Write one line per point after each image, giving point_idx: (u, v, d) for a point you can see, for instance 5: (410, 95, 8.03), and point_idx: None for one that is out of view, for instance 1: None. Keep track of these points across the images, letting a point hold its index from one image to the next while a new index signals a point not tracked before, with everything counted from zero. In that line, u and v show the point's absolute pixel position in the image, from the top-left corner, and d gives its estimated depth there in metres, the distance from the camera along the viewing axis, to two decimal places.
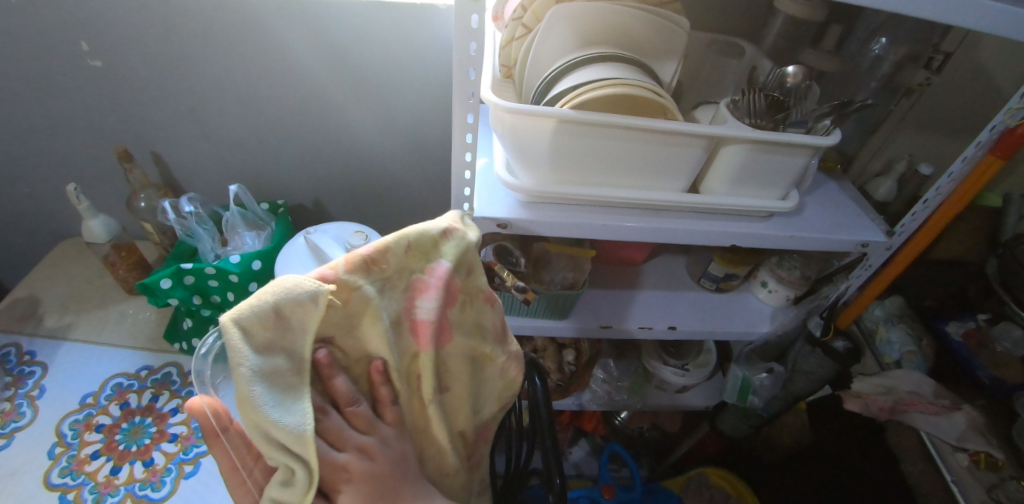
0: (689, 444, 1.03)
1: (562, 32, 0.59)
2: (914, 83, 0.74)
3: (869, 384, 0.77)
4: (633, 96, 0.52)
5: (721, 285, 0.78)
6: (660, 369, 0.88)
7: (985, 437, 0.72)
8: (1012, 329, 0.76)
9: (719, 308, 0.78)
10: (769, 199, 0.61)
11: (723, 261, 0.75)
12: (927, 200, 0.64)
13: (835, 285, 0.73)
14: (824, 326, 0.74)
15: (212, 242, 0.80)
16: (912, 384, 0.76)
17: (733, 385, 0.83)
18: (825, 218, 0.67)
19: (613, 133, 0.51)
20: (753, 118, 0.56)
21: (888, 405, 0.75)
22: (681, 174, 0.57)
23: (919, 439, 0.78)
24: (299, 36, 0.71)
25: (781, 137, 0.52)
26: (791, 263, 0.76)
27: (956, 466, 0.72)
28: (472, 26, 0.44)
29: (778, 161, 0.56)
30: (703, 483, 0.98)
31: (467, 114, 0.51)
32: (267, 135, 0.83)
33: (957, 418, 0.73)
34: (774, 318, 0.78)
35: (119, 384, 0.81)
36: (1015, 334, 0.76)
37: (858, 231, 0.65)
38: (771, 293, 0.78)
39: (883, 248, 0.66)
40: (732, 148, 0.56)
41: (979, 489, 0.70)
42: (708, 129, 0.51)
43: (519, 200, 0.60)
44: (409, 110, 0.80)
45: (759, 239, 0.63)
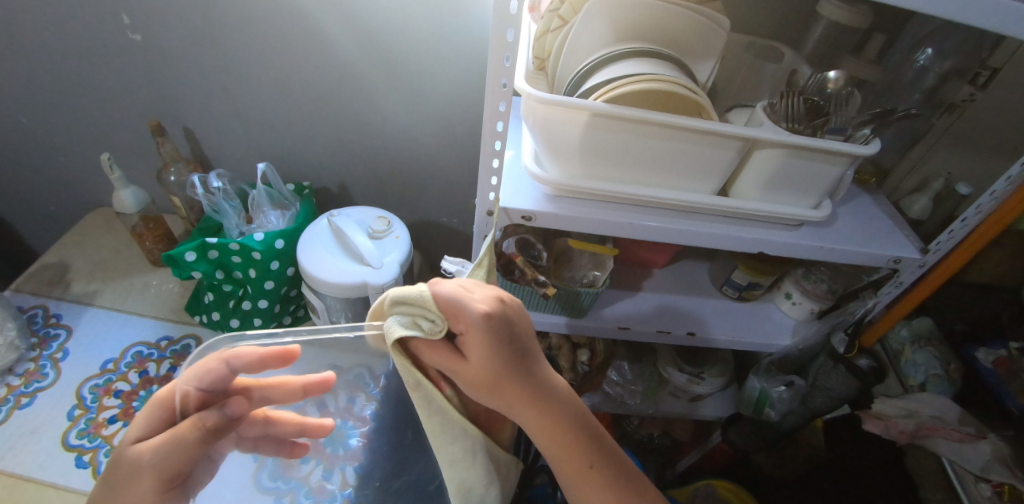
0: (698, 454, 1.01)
1: (598, 24, 0.58)
2: (955, 99, 0.72)
3: (891, 406, 0.77)
4: (669, 94, 0.52)
5: (744, 293, 0.76)
6: (675, 376, 0.86)
7: (1011, 470, 0.68)
8: None
9: (741, 318, 0.76)
10: (801, 207, 0.59)
11: (747, 270, 0.72)
12: (965, 218, 0.62)
13: (862, 301, 0.70)
14: (848, 343, 0.72)
15: (237, 219, 0.81)
16: (936, 409, 0.74)
17: (751, 396, 0.81)
18: (858, 231, 0.65)
19: (647, 130, 0.51)
20: (790, 122, 0.55)
21: (909, 428, 0.75)
22: (713, 175, 0.56)
23: (941, 467, 0.74)
24: (334, 20, 0.71)
25: (819, 142, 0.51)
26: (818, 275, 0.73)
27: (978, 496, 0.69)
28: (511, 12, 0.44)
29: (813, 167, 0.55)
30: (709, 495, 0.97)
31: (499, 102, 0.51)
32: (296, 116, 0.83)
33: (981, 447, 0.70)
34: (795, 331, 0.76)
35: (139, 352, 0.83)
36: None
37: (891, 247, 0.63)
38: (794, 306, 0.76)
39: (915, 266, 0.64)
40: (767, 152, 0.55)
41: None
42: (744, 130, 0.50)
43: (545, 192, 0.59)
44: (439, 99, 0.81)
45: (789, 247, 0.61)
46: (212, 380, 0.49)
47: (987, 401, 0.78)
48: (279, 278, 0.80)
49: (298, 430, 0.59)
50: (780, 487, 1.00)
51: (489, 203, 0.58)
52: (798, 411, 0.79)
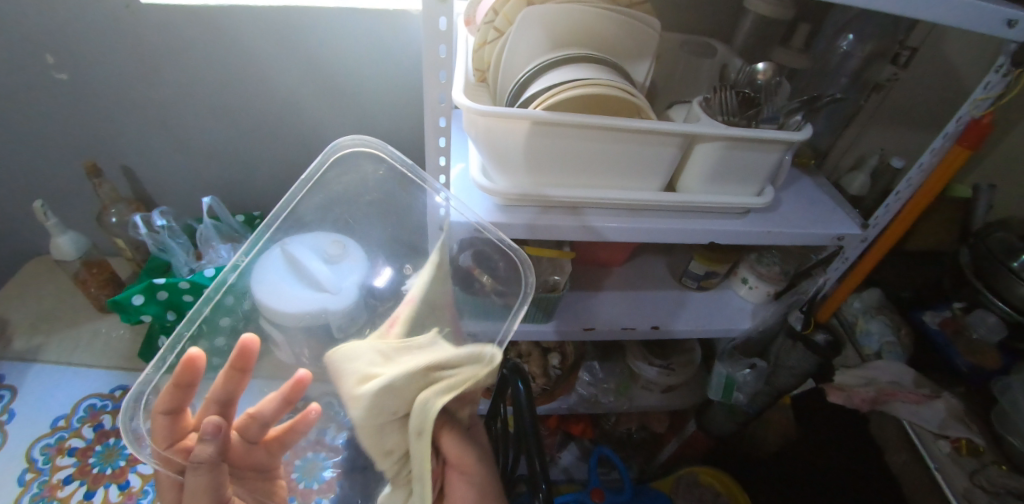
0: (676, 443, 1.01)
1: (533, 34, 0.59)
2: (881, 79, 0.74)
3: (851, 376, 0.78)
4: (607, 98, 0.53)
5: (703, 282, 0.78)
6: (644, 369, 0.87)
7: (966, 424, 0.73)
8: (986, 316, 0.77)
9: (701, 306, 0.78)
10: (745, 195, 0.62)
11: (703, 259, 0.74)
12: (898, 191, 0.64)
13: (813, 279, 0.74)
14: (805, 319, 0.75)
15: (186, 256, 0.81)
16: (892, 375, 0.77)
17: (717, 383, 0.82)
18: (801, 213, 0.67)
19: (588, 134, 0.52)
20: (726, 116, 0.57)
21: (869, 395, 0.76)
22: (657, 172, 0.57)
23: (902, 433, 0.78)
24: (271, 45, 0.70)
25: (753, 132, 0.54)
26: (771, 259, 0.75)
27: (938, 452, 0.72)
28: (441, 29, 0.44)
29: (751, 156, 0.57)
30: (692, 482, 0.99)
31: (439, 118, 0.51)
32: (241, 145, 0.81)
33: (937, 406, 0.74)
34: (755, 314, 0.77)
35: (93, 405, 0.81)
36: (990, 321, 0.76)
37: (834, 225, 0.66)
38: (751, 290, 0.77)
39: (858, 241, 0.67)
40: (706, 146, 0.56)
41: (962, 475, 0.70)
42: (682, 127, 0.52)
43: (495, 203, 0.60)
44: (385, 118, 0.80)
45: (738, 235, 0.63)
46: (169, 433, 0.46)
47: (938, 362, 0.83)
48: None
49: (283, 400, 0.58)
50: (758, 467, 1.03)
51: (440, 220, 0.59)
52: (765, 390, 0.82)
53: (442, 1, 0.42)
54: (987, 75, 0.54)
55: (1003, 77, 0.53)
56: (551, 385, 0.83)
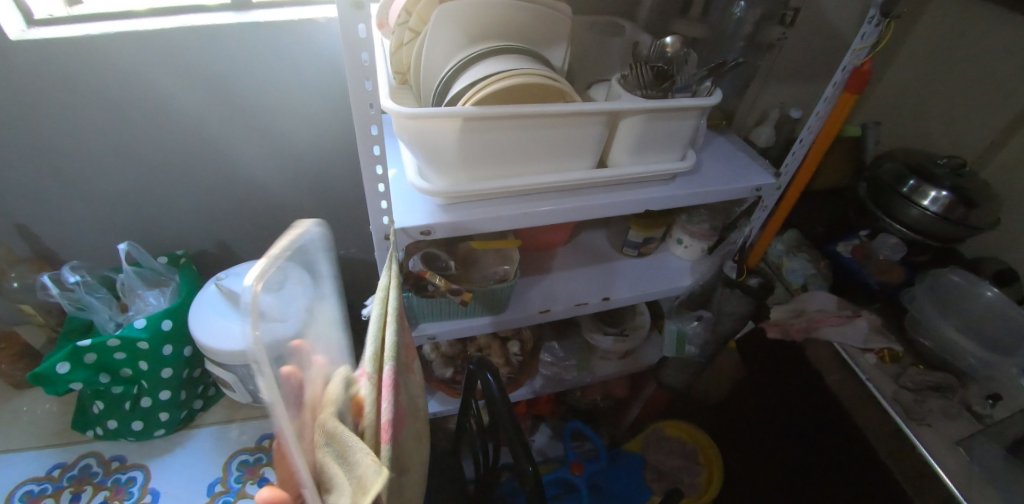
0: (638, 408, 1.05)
1: (449, 31, 0.59)
2: (772, 39, 0.81)
3: (783, 311, 0.87)
4: (531, 86, 0.54)
5: (642, 249, 0.82)
6: (600, 339, 0.90)
7: (885, 336, 0.82)
8: (888, 239, 0.87)
9: (643, 272, 0.82)
10: (669, 161, 0.66)
11: (638, 227, 0.78)
12: (801, 139, 0.71)
13: (740, 230, 0.80)
14: (738, 268, 0.80)
15: (109, 310, 0.76)
16: (819, 303, 0.86)
17: (671, 341, 0.85)
18: (720, 171, 0.73)
19: (517, 124, 0.53)
20: (644, 89, 0.61)
21: (802, 325, 0.84)
22: (586, 151, 0.60)
23: (832, 352, 0.82)
24: (170, 72, 0.65)
25: (668, 103, 0.57)
26: (699, 217, 0.80)
27: (867, 363, 0.79)
28: (360, 36, 0.44)
29: (669, 124, 0.61)
30: (660, 437, 1.05)
31: (370, 126, 0.50)
32: (152, 184, 0.76)
33: (859, 324, 0.82)
34: (693, 272, 0.82)
35: (29, 492, 0.78)
36: (891, 242, 0.87)
37: (751, 178, 0.72)
38: (687, 249, 0.82)
39: (773, 189, 0.73)
40: (628, 120, 0.59)
41: (890, 380, 0.78)
42: (604, 106, 0.54)
43: (436, 204, 0.60)
44: (307, 135, 0.77)
45: (669, 200, 0.68)
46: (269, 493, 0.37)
47: (853, 285, 0.90)
48: (175, 361, 0.77)
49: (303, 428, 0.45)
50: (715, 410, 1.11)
51: (384, 228, 0.58)
52: (713, 337, 0.87)
53: (356, 9, 0.42)
54: (862, 27, 0.61)
55: (875, 27, 0.60)
56: (515, 373, 0.85)
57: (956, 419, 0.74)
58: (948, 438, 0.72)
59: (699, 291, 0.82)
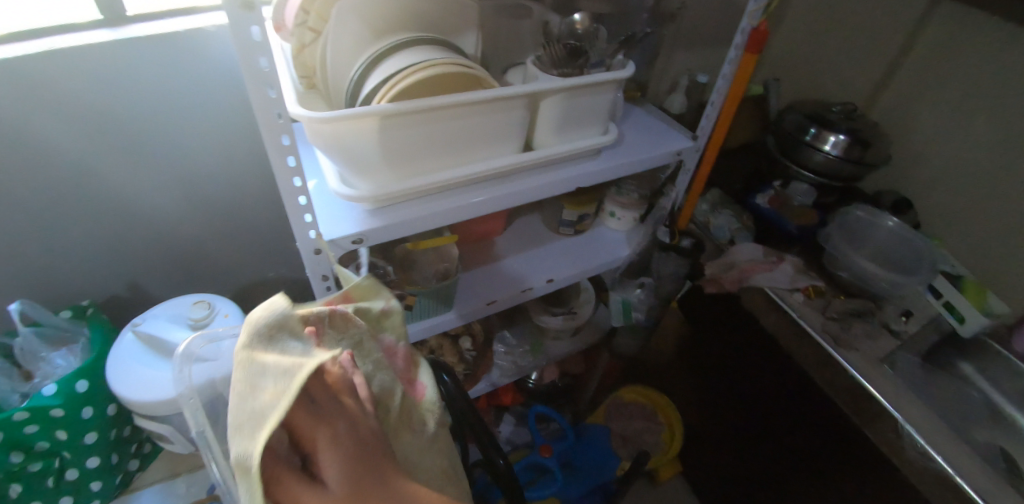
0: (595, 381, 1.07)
1: (353, 26, 0.56)
2: (673, 9, 0.85)
3: (716, 265, 0.91)
4: (447, 77, 0.53)
5: (578, 227, 0.84)
6: (549, 321, 0.90)
7: (808, 274, 0.88)
8: (799, 186, 0.95)
9: (583, 248, 0.83)
10: (592, 136, 0.67)
11: (572, 205, 0.80)
12: (712, 102, 0.74)
13: (667, 196, 0.83)
14: (670, 232, 0.85)
15: (10, 381, 0.67)
16: (748, 253, 0.91)
17: (621, 312, 0.86)
18: (641, 140, 0.75)
19: (438, 116, 0.52)
20: (559, 67, 0.61)
21: (735, 277, 0.89)
22: (511, 136, 0.60)
23: (763, 295, 0.87)
24: (39, 105, 0.57)
25: (584, 79, 0.59)
26: (628, 188, 0.82)
27: (796, 302, 0.85)
28: (256, 39, 0.41)
29: (587, 100, 0.62)
30: (619, 404, 1.12)
31: (282, 135, 0.47)
32: (32, 233, 0.66)
33: (785, 268, 0.88)
34: (629, 241, 0.85)
35: None
36: (802, 188, 0.95)
37: (671, 143, 0.75)
38: (620, 221, 0.85)
39: (693, 152, 0.77)
40: (548, 101, 0.60)
41: (817, 313, 0.85)
42: (522, 89, 0.55)
43: (364, 210, 0.57)
44: (214, 154, 0.72)
45: (597, 174, 0.69)
46: None
47: (772, 231, 0.96)
48: (99, 422, 0.70)
49: None
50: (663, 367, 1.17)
51: (314, 243, 0.55)
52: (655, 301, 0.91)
53: (248, 10, 0.39)
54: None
55: None
56: (472, 368, 0.85)
57: (877, 338, 0.82)
58: (874, 357, 0.81)
59: (639, 260, 0.86)
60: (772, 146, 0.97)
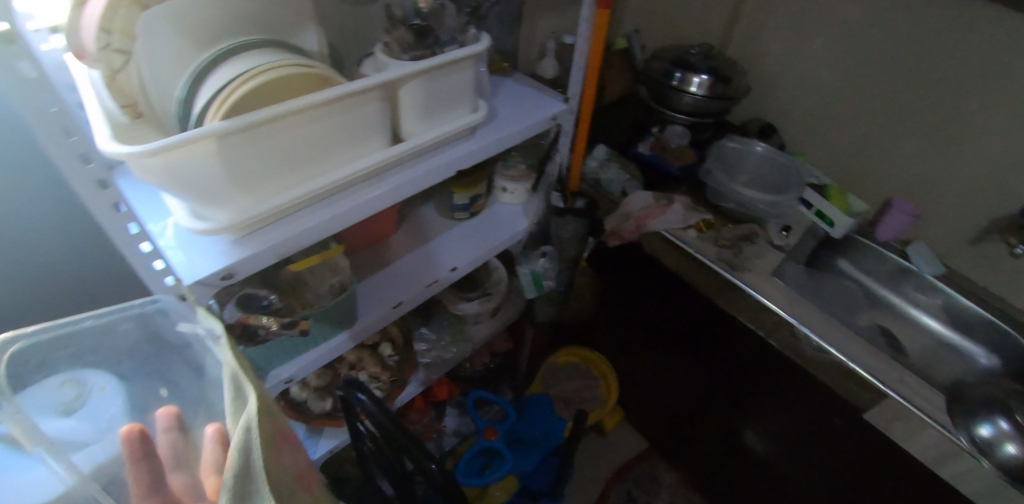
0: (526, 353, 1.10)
1: (166, 39, 0.49)
2: None
3: (614, 219, 0.93)
4: (284, 80, 0.49)
5: (473, 208, 0.82)
6: (466, 307, 0.90)
7: (697, 210, 0.93)
8: (675, 128, 1.01)
9: (481, 229, 0.82)
10: (462, 115, 0.65)
11: (460, 189, 0.79)
12: (577, 64, 0.74)
13: (552, 161, 0.84)
14: (562, 195, 0.86)
15: None
16: (640, 202, 0.94)
17: (528, 285, 0.86)
18: (515, 111, 0.74)
19: (286, 123, 0.47)
20: (410, 51, 0.57)
21: (633, 227, 0.92)
22: (373, 130, 0.57)
23: (662, 239, 0.93)
24: None
25: (438, 59, 0.56)
26: (514, 161, 0.84)
27: (689, 237, 0.91)
28: (29, 75, 0.40)
29: (448, 80, 0.60)
30: (554, 369, 1.17)
31: (96, 183, 0.47)
32: None
33: (676, 209, 0.93)
34: (526, 212, 0.85)
35: None
36: (678, 130, 1.01)
37: (544, 109, 0.75)
38: (513, 195, 0.85)
39: (568, 115, 0.77)
40: (406, 87, 0.57)
41: (710, 244, 0.90)
42: (373, 79, 0.51)
43: (227, 241, 0.51)
44: (43, 215, 0.59)
45: (476, 153, 0.68)
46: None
47: (660, 177, 0.99)
48: None
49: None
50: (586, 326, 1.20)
51: (175, 288, 0.51)
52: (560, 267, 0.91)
53: (8, 44, 0.38)
54: None
55: None
56: (397, 374, 0.84)
57: (765, 256, 0.90)
58: (766, 273, 0.88)
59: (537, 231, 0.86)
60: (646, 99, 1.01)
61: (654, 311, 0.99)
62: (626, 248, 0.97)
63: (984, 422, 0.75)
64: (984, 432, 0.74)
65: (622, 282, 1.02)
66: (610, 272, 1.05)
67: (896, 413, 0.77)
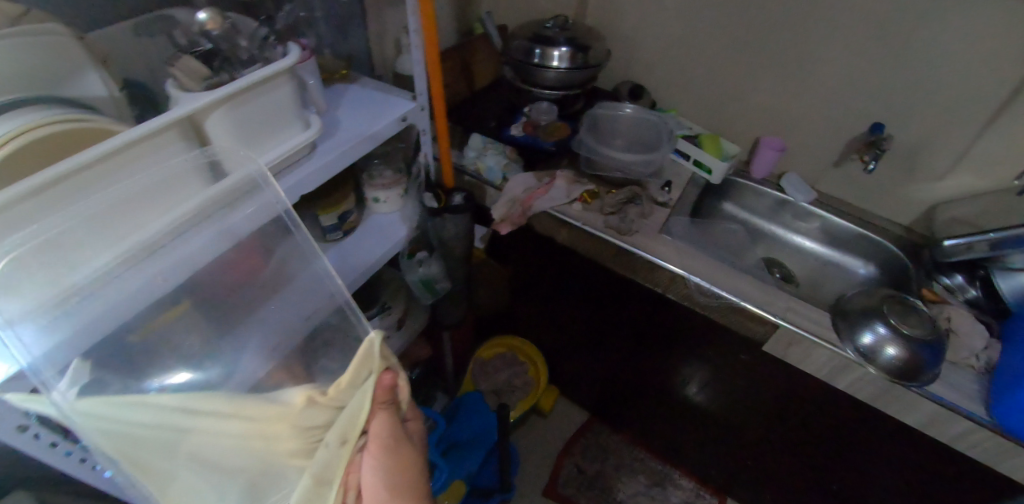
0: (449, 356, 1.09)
1: None
2: None
3: (500, 207, 0.91)
4: (47, 143, 0.42)
5: (345, 226, 0.78)
6: (367, 326, 0.87)
7: (580, 183, 0.94)
8: (541, 105, 1.00)
9: (358, 246, 0.79)
10: (291, 136, 0.60)
11: (325, 210, 0.74)
12: (414, 58, 0.69)
13: (418, 162, 0.81)
14: (434, 196, 0.81)
15: None
16: (522, 184, 0.92)
17: (420, 293, 0.85)
18: (359, 119, 0.70)
19: (57, 192, 0.41)
20: (206, 79, 0.50)
21: (519, 211, 0.91)
22: (190, 170, 0.50)
23: (550, 218, 0.92)
24: None
25: (241, 82, 0.51)
26: (378, 170, 0.80)
27: (574, 211, 0.91)
28: None
29: (261, 103, 0.55)
30: (482, 364, 1.16)
31: None
32: None
33: (559, 185, 0.92)
34: (405, 219, 0.82)
35: None
36: (545, 106, 1.00)
37: (392, 111, 0.71)
38: (387, 203, 0.81)
39: (419, 112, 0.73)
40: (213, 118, 0.51)
41: (597, 214, 0.91)
42: (160, 120, 0.46)
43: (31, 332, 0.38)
44: None
45: (321, 172, 0.63)
46: None
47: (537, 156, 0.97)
48: None
49: None
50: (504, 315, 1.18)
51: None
52: (453, 266, 0.88)
53: None
54: None
55: None
56: None
57: (651, 215, 0.91)
58: (654, 232, 0.89)
59: (416, 236, 0.82)
60: (513, 80, 1.01)
61: (563, 286, 1.00)
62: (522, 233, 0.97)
63: (863, 330, 0.79)
64: (867, 340, 0.78)
65: (529, 265, 1.02)
66: (513, 259, 1.04)
67: (790, 339, 0.81)
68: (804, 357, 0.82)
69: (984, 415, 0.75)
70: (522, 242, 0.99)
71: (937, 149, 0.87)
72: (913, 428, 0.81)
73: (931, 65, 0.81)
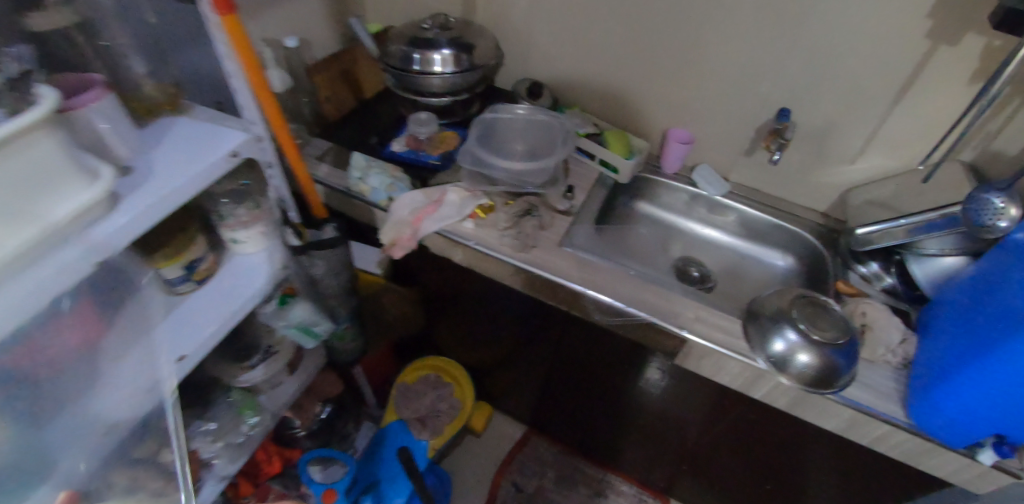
0: (363, 388, 1.03)
1: None
2: None
3: (385, 233, 0.84)
4: None
5: (197, 277, 0.68)
6: (250, 376, 0.78)
7: (474, 195, 0.84)
8: (419, 117, 0.92)
9: (214, 296, 0.69)
10: (72, 193, 0.47)
11: (164, 263, 0.64)
12: (234, 85, 0.60)
13: (266, 196, 0.71)
14: (296, 232, 0.74)
15: None
16: (409, 204, 0.84)
17: (295, 337, 0.77)
18: (177, 155, 0.60)
19: None
20: None
21: (408, 232, 0.82)
22: None
23: (443, 238, 0.84)
24: None
25: None
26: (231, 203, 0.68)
27: (465, 229, 0.83)
28: None
29: (16, 163, 0.41)
30: (405, 391, 1.05)
31: None
32: None
33: (450, 201, 0.83)
34: (272, 259, 0.73)
35: None
36: (421, 117, 0.92)
37: (219, 143, 0.62)
38: (249, 243, 0.71)
39: (256, 143, 0.64)
40: None
41: (493, 230, 0.83)
42: None
43: None
44: None
45: (118, 233, 0.51)
46: None
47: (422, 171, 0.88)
48: None
49: None
50: (423, 338, 1.12)
51: None
52: (335, 302, 0.81)
53: None
54: None
55: None
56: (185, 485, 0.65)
57: (550, 226, 0.83)
58: (554, 245, 0.81)
59: (284, 277, 0.73)
60: (397, 91, 0.92)
61: (473, 305, 0.94)
62: (418, 255, 0.89)
63: (776, 337, 0.73)
64: (778, 347, 0.72)
65: (434, 286, 0.95)
66: (418, 281, 0.96)
67: (700, 352, 0.75)
68: (716, 370, 0.77)
69: (900, 417, 0.71)
70: (422, 264, 0.92)
71: (844, 132, 0.82)
72: (832, 431, 0.77)
73: (829, 45, 0.75)
